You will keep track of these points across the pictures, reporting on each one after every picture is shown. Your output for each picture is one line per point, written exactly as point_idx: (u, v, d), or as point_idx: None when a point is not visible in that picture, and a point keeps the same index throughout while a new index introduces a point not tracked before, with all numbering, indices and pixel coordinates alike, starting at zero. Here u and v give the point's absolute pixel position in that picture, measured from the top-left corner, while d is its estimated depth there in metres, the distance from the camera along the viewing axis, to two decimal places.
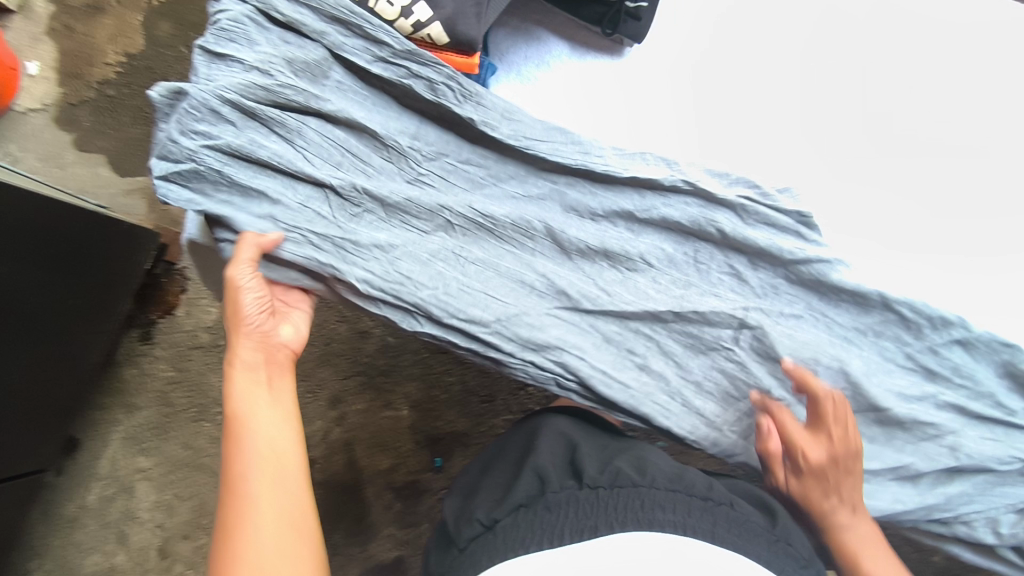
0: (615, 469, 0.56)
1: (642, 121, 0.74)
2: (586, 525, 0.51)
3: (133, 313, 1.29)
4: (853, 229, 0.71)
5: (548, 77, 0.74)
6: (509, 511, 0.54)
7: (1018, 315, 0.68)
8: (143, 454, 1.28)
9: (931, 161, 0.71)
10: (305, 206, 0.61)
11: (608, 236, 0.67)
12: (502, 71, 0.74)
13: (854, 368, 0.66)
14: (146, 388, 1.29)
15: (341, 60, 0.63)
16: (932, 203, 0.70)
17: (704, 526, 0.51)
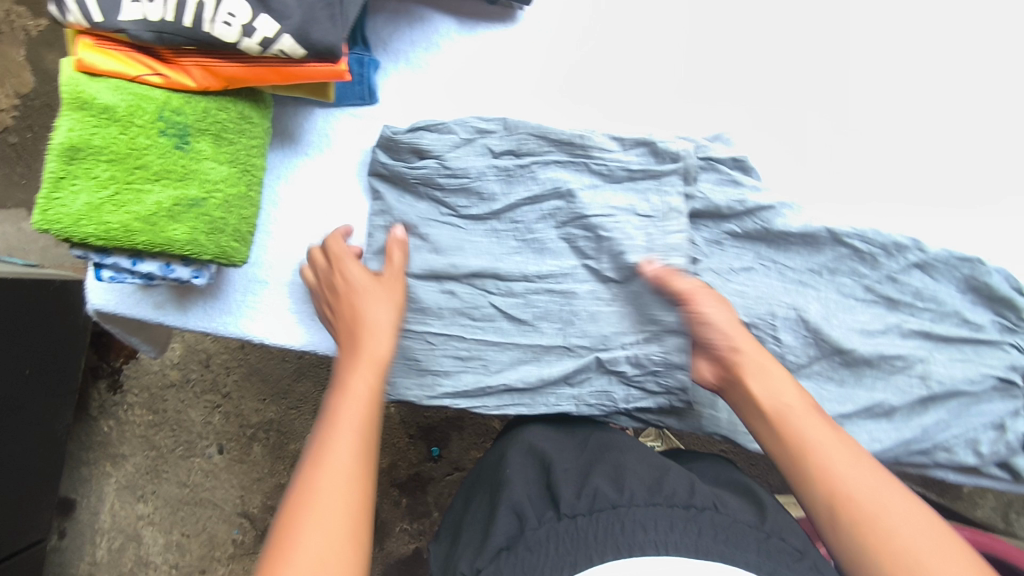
0: (592, 490, 0.54)
1: (556, 89, 0.67)
2: (566, 562, 0.49)
3: (96, 364, 1.21)
4: (793, 161, 0.66)
5: (439, 60, 0.67)
6: (491, 557, 0.51)
7: (973, 223, 0.65)
8: (143, 500, 1.21)
9: (871, 73, 0.66)
10: (438, 296, 0.62)
11: (535, 221, 0.62)
12: (387, 63, 0.67)
13: (812, 313, 0.62)
14: (128, 437, 1.21)
15: (426, 152, 0.61)
16: (870, 121, 0.66)
17: (688, 540, 0.49)
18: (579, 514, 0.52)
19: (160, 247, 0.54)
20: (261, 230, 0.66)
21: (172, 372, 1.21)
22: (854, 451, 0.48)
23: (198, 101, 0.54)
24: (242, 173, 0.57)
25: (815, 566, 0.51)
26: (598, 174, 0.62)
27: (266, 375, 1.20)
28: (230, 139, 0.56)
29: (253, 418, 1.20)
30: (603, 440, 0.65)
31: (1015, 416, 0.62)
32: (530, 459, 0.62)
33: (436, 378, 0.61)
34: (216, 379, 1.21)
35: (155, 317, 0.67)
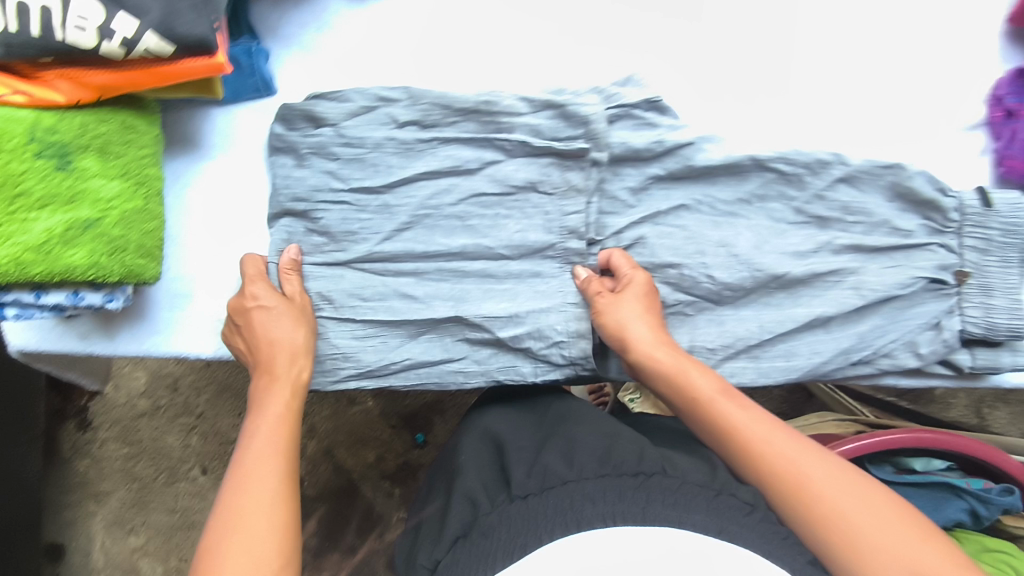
0: (542, 467, 0.52)
1: (458, 54, 0.65)
2: (517, 543, 0.46)
3: (59, 405, 1.14)
4: (710, 95, 0.66)
5: (332, 39, 0.64)
6: (449, 546, 0.49)
7: (885, 133, 0.66)
8: (133, 533, 1.15)
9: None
10: (346, 284, 0.61)
11: (432, 195, 0.61)
12: (277, 50, 0.64)
13: (742, 244, 0.62)
14: (107, 472, 1.15)
15: (320, 138, 0.60)
16: (777, 48, 0.66)
17: (634, 509, 0.46)
18: (530, 494, 0.50)
19: (61, 275, 0.51)
20: (172, 240, 0.63)
21: (141, 401, 1.14)
22: (770, 425, 0.52)
23: (74, 116, 0.51)
24: (137, 186, 0.54)
25: (768, 519, 0.47)
26: (501, 149, 0.61)
27: (238, 390, 1.14)
28: (117, 152, 0.53)
29: (232, 433, 1.15)
30: (564, 409, 0.63)
31: (951, 314, 0.63)
32: (486, 445, 0.60)
33: (335, 363, 0.61)
34: (187, 402, 1.15)
35: (83, 349, 0.64)
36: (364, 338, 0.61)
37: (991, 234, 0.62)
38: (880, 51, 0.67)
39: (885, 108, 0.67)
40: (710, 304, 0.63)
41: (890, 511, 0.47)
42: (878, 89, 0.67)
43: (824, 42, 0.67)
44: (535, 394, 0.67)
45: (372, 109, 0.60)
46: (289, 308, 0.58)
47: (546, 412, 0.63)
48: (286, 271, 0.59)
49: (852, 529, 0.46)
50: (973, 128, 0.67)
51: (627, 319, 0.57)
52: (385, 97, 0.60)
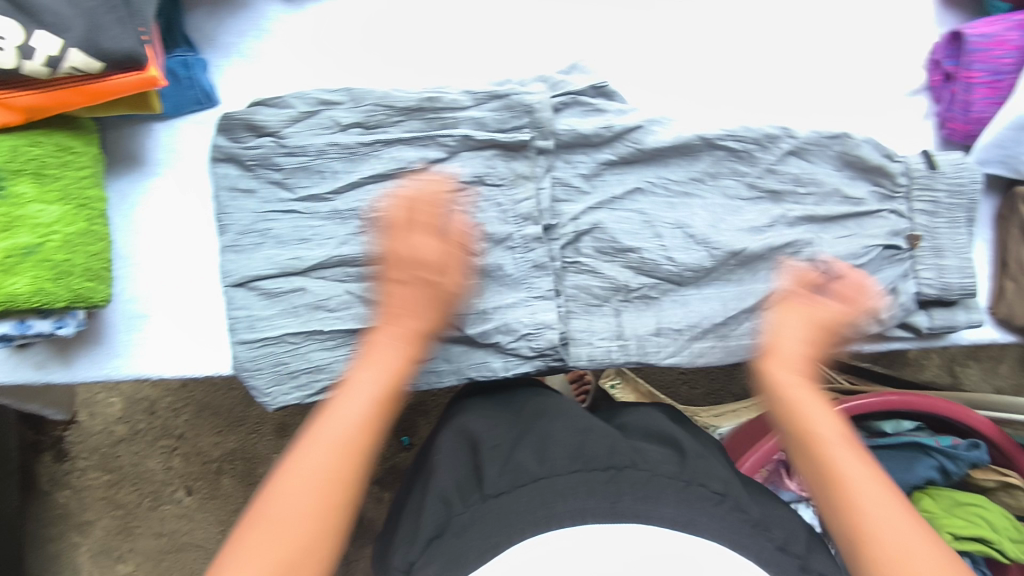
0: (515, 463, 0.51)
1: (402, 52, 0.65)
2: (489, 544, 0.46)
3: (33, 438, 1.12)
4: (656, 77, 0.66)
5: (272, 45, 0.63)
6: (423, 548, 0.47)
7: (830, 105, 0.67)
8: (121, 561, 1.13)
9: None
10: (312, 295, 0.60)
11: (384, 197, 0.60)
12: (216, 60, 0.63)
13: (698, 224, 0.63)
14: (89, 502, 1.13)
15: (268, 146, 0.59)
16: (718, 27, 0.67)
17: (606, 506, 0.47)
18: (503, 491, 0.49)
19: (3, 304, 0.50)
20: (126, 263, 0.62)
21: (117, 427, 1.12)
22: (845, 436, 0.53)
23: (5, 141, 0.50)
24: (79, 209, 0.53)
25: (737, 507, 0.49)
26: (444, 147, 0.60)
27: (217, 408, 1.13)
28: (54, 175, 0.52)
29: (215, 452, 1.13)
30: (542, 406, 0.59)
31: (906, 278, 0.64)
32: (457, 439, 0.56)
33: (310, 376, 0.60)
34: (165, 424, 1.13)
35: (40, 378, 0.62)
36: (337, 348, 0.60)
37: (938, 195, 0.63)
38: (820, 24, 0.68)
39: (830, 79, 0.68)
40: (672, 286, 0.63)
41: (920, 535, 0.48)
42: (821, 60, 0.68)
43: (763, 18, 0.68)
44: (508, 386, 0.64)
45: (315, 114, 0.59)
46: (449, 248, 0.56)
47: (519, 402, 0.61)
48: (454, 249, 0.56)
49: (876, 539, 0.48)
50: (915, 94, 0.68)
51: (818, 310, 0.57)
52: (326, 101, 0.59)
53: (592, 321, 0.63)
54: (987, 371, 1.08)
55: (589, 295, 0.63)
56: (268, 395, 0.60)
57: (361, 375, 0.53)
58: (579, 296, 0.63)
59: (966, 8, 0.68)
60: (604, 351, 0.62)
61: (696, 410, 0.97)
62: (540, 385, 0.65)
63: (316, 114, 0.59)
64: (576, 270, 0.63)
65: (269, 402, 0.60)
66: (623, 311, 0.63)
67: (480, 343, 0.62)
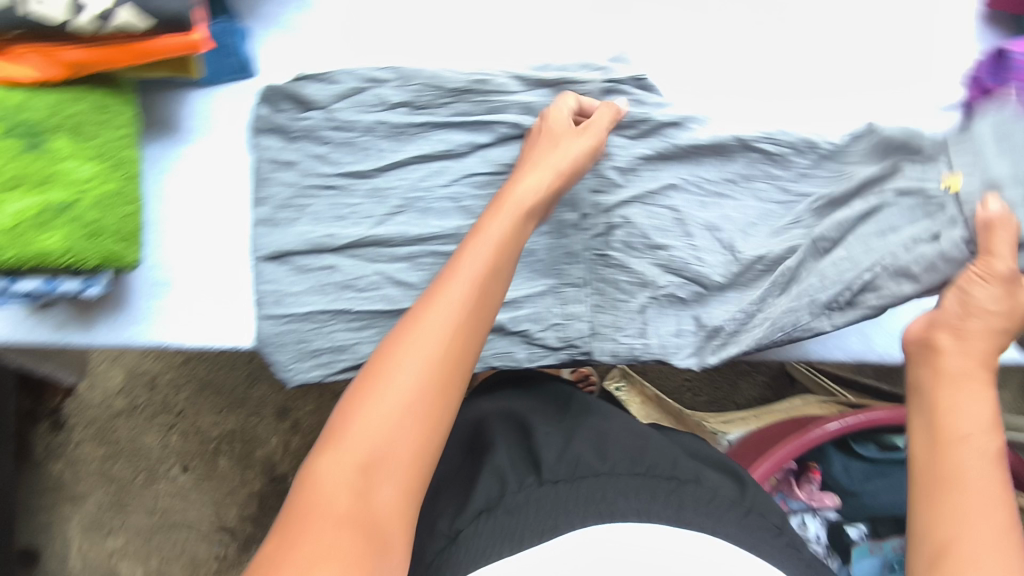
0: (574, 457, 0.54)
1: (442, 34, 0.64)
2: (546, 525, 0.48)
3: (32, 406, 1.11)
4: (693, 77, 0.66)
5: (313, 19, 0.63)
6: (471, 518, 0.49)
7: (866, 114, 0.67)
8: (112, 536, 1.12)
9: None
10: (342, 274, 0.60)
11: (422, 178, 0.60)
12: (257, 31, 0.62)
13: (729, 225, 0.63)
14: (84, 474, 1.12)
15: (317, 115, 0.60)
16: (755, 28, 0.67)
17: (668, 510, 0.50)
18: (560, 481, 0.52)
19: (33, 261, 0.49)
20: (155, 231, 0.62)
21: (117, 400, 1.11)
22: (968, 446, 0.49)
23: (46, 95, 0.50)
24: (114, 169, 0.52)
25: (791, 543, 0.51)
26: (492, 132, 0.61)
27: (218, 387, 1.12)
28: (91, 133, 0.51)
29: (213, 431, 1.12)
30: (583, 405, 0.64)
31: (950, 225, 0.57)
32: (512, 425, 0.61)
33: (333, 355, 0.60)
34: (165, 400, 1.12)
35: (58, 340, 0.62)
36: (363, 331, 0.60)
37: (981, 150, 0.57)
38: (859, 32, 0.68)
39: (866, 89, 0.68)
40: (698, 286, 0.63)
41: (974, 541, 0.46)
42: (857, 71, 0.68)
43: (801, 22, 0.68)
44: (549, 387, 0.67)
45: (365, 89, 0.60)
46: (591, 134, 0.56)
47: (568, 409, 0.63)
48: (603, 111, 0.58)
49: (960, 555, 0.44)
50: (953, 108, 0.68)
51: (976, 306, 0.54)
52: (376, 78, 0.60)
53: (619, 316, 0.63)
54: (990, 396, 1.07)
55: (614, 289, 0.63)
56: (295, 372, 0.59)
57: (490, 238, 0.49)
58: (607, 289, 0.63)
59: (1006, 27, 0.68)
60: (631, 346, 0.62)
61: (704, 417, 0.97)
62: (583, 396, 0.66)
63: (366, 90, 0.60)
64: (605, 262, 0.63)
65: (298, 379, 0.59)
66: (649, 308, 0.63)
67: (510, 331, 0.62)
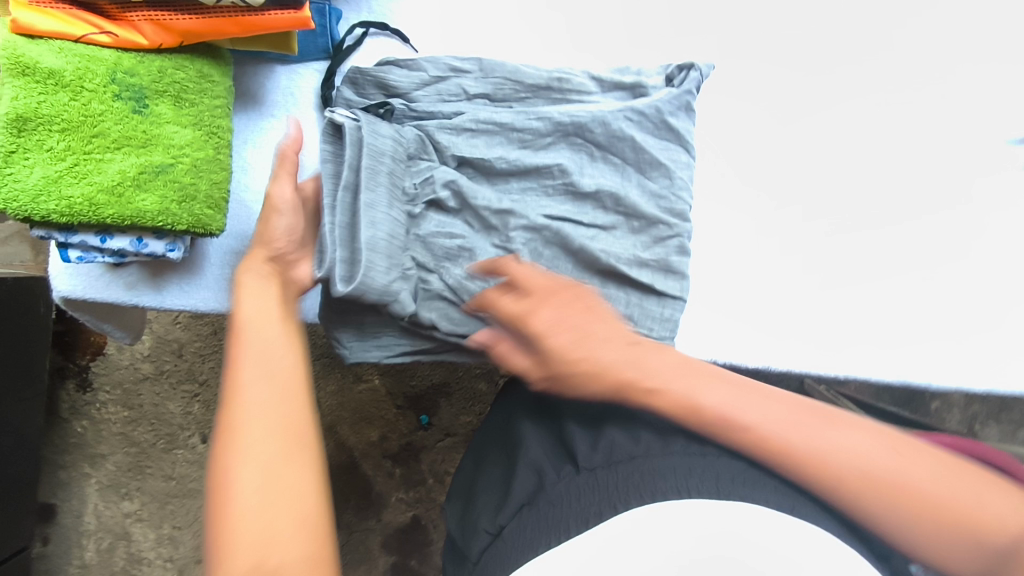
0: (608, 441, 0.52)
1: (524, 33, 0.66)
2: (589, 512, 0.48)
3: (60, 363, 1.11)
4: (761, 94, 0.68)
5: (403, 6, 0.64)
6: (513, 513, 0.51)
7: (929, 142, 0.68)
8: (128, 498, 1.12)
9: (828, 6, 0.68)
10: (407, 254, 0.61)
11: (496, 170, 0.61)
12: (348, 13, 0.64)
13: None
14: (106, 436, 1.12)
15: (396, 101, 0.61)
16: (826, 50, 0.69)
17: (708, 484, 0.48)
18: (597, 467, 0.50)
19: (130, 220, 0.50)
20: (233, 200, 0.63)
21: (144, 364, 1.12)
22: (758, 392, 0.52)
23: (153, 61, 0.51)
24: (208, 136, 0.53)
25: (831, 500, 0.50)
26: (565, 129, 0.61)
27: None
28: (191, 100, 0.53)
29: None
30: None
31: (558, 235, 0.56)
32: (543, 415, 0.59)
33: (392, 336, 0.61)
34: (191, 368, 1.13)
35: (128, 299, 0.63)
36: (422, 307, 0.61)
37: None
38: (931, 59, 0.68)
39: (932, 116, 0.68)
40: (731, 293, 0.67)
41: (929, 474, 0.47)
42: (925, 97, 0.68)
43: (873, 45, 0.68)
44: None
45: (446, 80, 0.61)
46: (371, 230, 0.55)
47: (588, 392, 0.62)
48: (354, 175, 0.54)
49: (920, 495, 0.46)
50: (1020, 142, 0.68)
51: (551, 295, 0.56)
52: (457, 69, 0.61)
53: (652, 324, 0.61)
54: (1007, 433, 1.07)
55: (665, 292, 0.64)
56: (350, 288, 0.54)
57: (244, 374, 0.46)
58: None
59: None
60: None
61: None
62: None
63: (447, 81, 0.61)
64: (654, 269, 0.61)
65: (345, 286, 0.53)
66: None
67: None
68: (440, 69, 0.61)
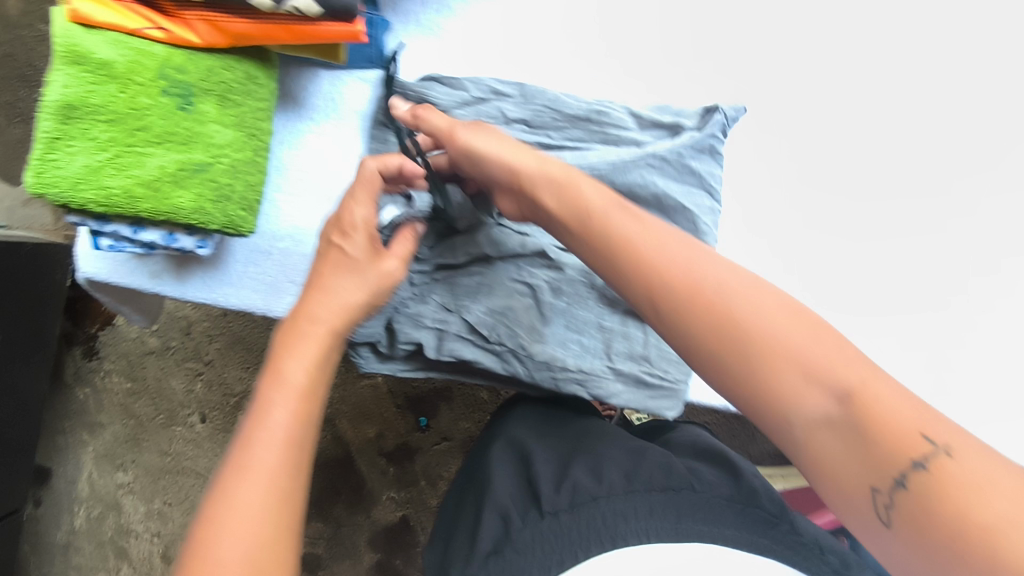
0: (569, 481, 0.51)
1: (568, 60, 0.66)
2: (552, 560, 0.47)
3: (69, 331, 1.10)
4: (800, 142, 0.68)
5: (453, 24, 0.65)
6: (481, 565, 0.48)
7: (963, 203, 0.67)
8: (122, 469, 1.11)
9: (878, 58, 0.68)
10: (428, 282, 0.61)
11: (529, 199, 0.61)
12: (398, 24, 0.64)
13: None
14: (106, 405, 1.10)
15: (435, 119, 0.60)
16: (872, 101, 0.68)
17: (668, 522, 0.48)
18: (560, 510, 0.49)
19: (166, 215, 0.51)
20: (267, 199, 0.63)
21: (152, 338, 1.10)
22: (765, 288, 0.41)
23: (203, 60, 0.51)
24: (249, 138, 0.54)
25: (790, 529, 0.51)
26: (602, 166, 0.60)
27: (250, 344, 1.09)
28: (236, 101, 0.53)
29: (237, 386, 1.10)
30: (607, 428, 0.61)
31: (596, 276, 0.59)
32: (505, 452, 0.57)
33: (407, 359, 0.60)
34: (197, 346, 1.11)
35: (151, 287, 0.63)
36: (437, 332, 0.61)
37: None
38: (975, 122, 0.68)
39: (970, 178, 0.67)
40: None
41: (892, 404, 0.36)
42: (965, 159, 0.67)
43: (918, 102, 0.68)
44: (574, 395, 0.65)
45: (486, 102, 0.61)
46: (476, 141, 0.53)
47: (572, 420, 0.60)
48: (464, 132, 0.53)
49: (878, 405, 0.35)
50: None
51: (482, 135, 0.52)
52: (498, 91, 0.61)
53: (669, 366, 0.60)
54: None
55: None
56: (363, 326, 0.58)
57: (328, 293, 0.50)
58: None
59: None
60: (673, 392, 0.61)
61: None
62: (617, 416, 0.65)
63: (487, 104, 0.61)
64: None
65: (365, 331, 0.58)
66: None
67: None
68: (481, 91, 0.61)
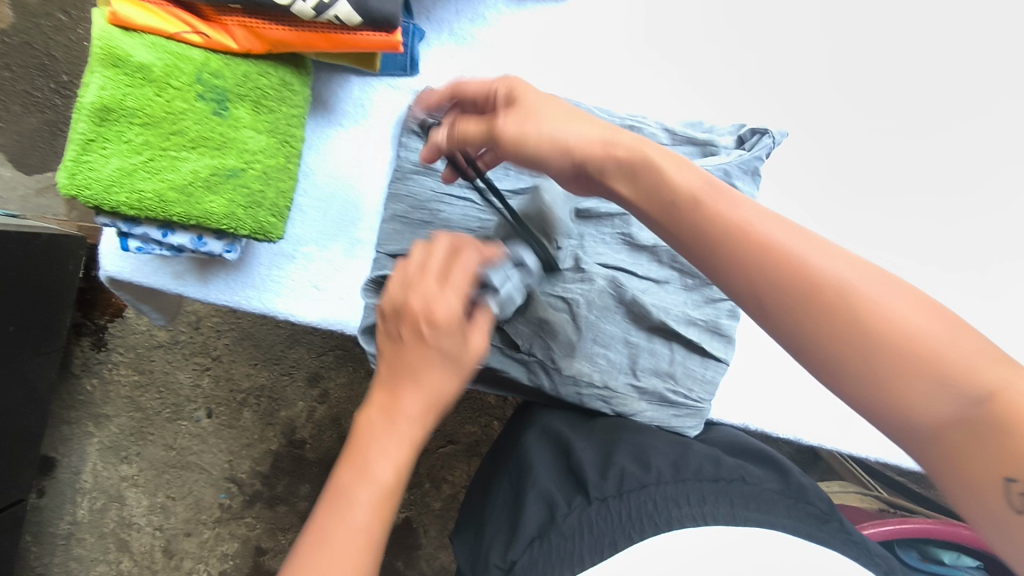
0: (618, 469, 0.51)
1: (600, 74, 0.66)
2: (604, 542, 0.45)
3: (77, 321, 1.05)
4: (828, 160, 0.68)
5: (489, 33, 0.64)
6: (525, 549, 0.47)
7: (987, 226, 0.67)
8: (126, 462, 1.06)
9: (910, 81, 0.68)
10: None
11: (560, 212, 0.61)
12: (432, 33, 0.64)
13: None
14: (113, 397, 1.06)
15: None
16: (902, 124, 0.68)
17: (723, 509, 0.47)
18: (608, 497, 0.48)
19: (196, 220, 0.50)
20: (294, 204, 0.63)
21: (161, 331, 1.06)
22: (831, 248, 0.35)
23: (239, 65, 0.51)
24: (281, 144, 0.53)
25: (843, 525, 0.49)
26: None
27: (259, 341, 1.06)
28: (269, 107, 0.53)
29: (245, 383, 1.07)
30: None
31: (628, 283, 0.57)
32: (546, 443, 0.56)
33: None
34: (205, 342, 1.07)
35: (174, 288, 0.63)
36: None
37: None
38: (1005, 148, 0.67)
39: (997, 203, 0.67)
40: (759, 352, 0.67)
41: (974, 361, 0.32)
42: (993, 183, 0.67)
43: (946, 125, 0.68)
44: None
45: None
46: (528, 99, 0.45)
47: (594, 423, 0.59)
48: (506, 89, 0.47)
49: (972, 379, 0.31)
50: None
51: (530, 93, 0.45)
52: None
53: (694, 385, 0.60)
54: None
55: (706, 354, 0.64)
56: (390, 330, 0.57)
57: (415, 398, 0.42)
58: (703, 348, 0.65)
59: None
60: (696, 411, 0.60)
61: None
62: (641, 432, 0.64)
63: None
64: (702, 327, 0.61)
65: None
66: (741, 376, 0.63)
67: None
68: None
